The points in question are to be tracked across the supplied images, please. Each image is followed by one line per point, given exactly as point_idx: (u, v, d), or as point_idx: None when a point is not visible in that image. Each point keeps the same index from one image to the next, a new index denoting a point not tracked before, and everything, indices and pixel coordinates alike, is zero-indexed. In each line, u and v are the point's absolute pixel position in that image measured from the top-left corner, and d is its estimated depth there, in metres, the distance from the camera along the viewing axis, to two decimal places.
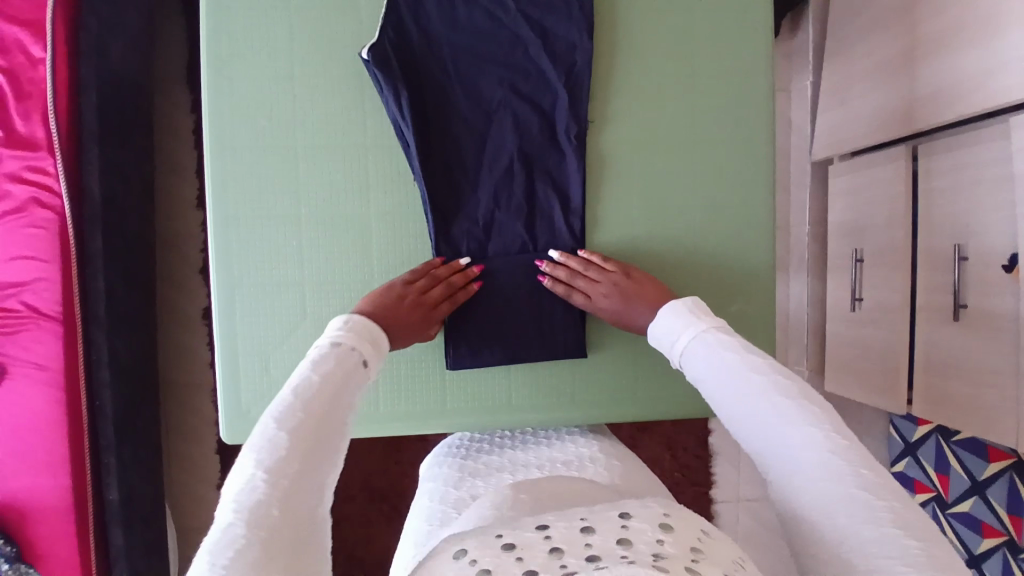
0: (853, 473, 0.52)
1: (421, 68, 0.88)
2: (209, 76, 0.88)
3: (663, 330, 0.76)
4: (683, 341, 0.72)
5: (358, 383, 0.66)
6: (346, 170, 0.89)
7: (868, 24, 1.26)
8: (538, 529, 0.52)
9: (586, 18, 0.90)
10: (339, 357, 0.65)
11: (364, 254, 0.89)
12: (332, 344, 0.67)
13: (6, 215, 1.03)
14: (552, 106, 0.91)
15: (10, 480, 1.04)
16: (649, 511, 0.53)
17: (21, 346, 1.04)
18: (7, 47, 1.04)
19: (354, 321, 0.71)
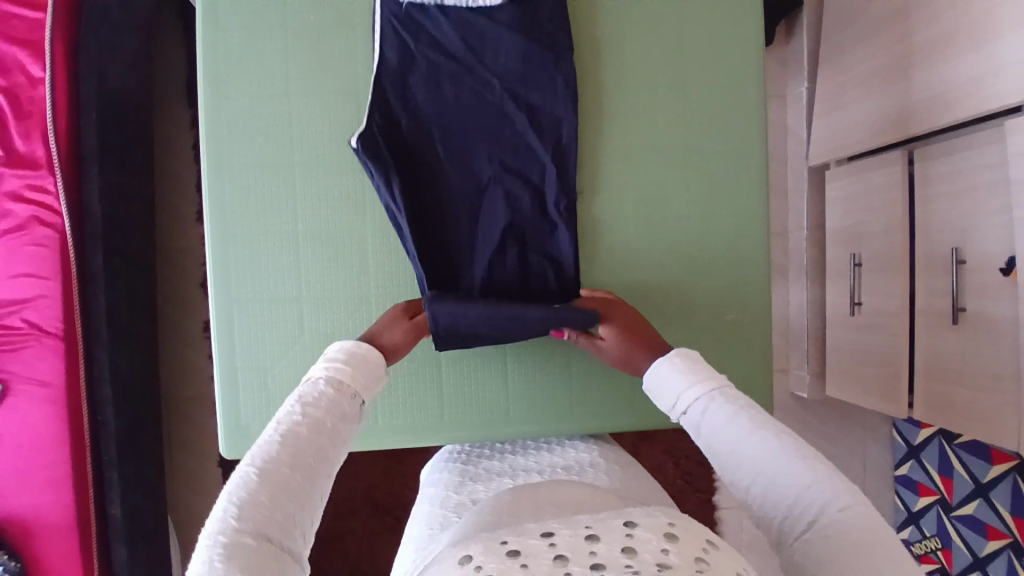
0: (875, 528, 0.53)
1: (411, 151, 0.89)
2: (207, 96, 0.89)
3: (662, 385, 0.73)
4: (686, 398, 0.69)
5: (344, 419, 0.63)
6: (342, 230, 0.90)
7: (861, 30, 1.27)
8: (542, 536, 0.52)
9: (572, 91, 0.91)
10: (324, 393, 0.63)
11: (362, 317, 0.90)
12: (318, 379, 0.64)
13: (7, 233, 1.04)
14: (542, 178, 0.91)
15: (13, 496, 1.04)
16: (655, 520, 0.53)
17: (23, 363, 1.04)
18: (8, 67, 1.05)
19: (352, 349, 0.68)
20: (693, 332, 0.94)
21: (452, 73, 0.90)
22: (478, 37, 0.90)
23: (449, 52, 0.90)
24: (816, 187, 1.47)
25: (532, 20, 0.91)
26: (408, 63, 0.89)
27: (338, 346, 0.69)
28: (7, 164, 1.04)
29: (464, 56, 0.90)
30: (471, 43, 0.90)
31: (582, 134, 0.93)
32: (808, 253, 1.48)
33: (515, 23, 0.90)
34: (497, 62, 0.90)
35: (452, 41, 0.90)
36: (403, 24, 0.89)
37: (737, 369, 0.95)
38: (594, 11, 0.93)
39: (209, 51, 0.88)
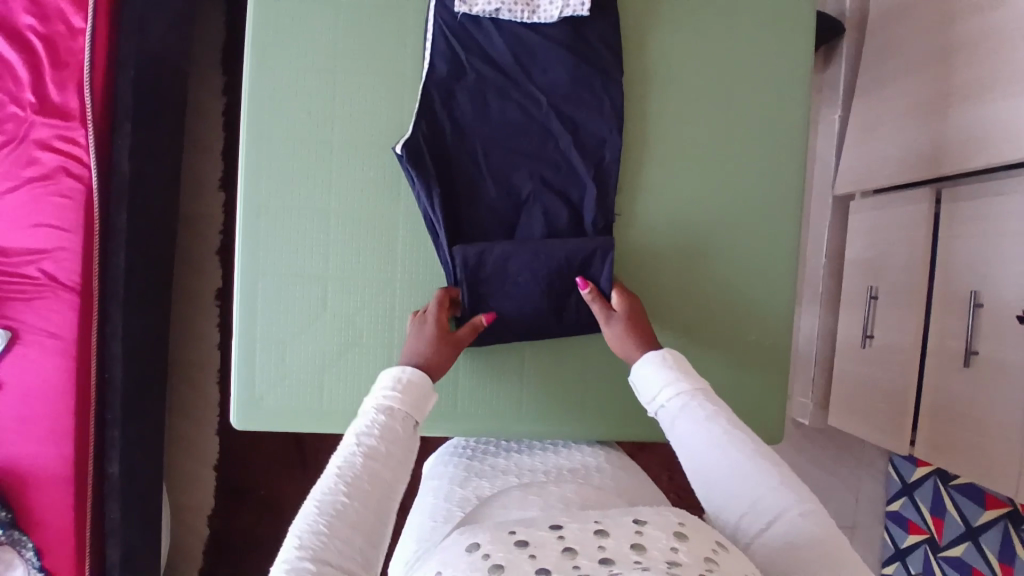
0: (828, 535, 0.59)
1: (452, 162, 0.89)
2: (254, 65, 0.88)
3: (643, 377, 0.76)
4: (665, 393, 0.73)
5: (406, 450, 0.68)
6: (376, 228, 0.90)
7: (903, 64, 1.27)
8: (551, 528, 0.53)
9: (617, 113, 0.91)
10: (385, 424, 0.68)
11: (388, 317, 0.90)
12: (380, 410, 0.69)
13: (33, 180, 1.05)
14: (580, 198, 0.91)
15: (13, 444, 1.05)
16: (665, 519, 0.53)
17: (35, 313, 1.04)
18: (49, 15, 1.06)
19: (407, 375, 0.72)
20: (711, 348, 0.94)
21: (499, 87, 0.89)
22: (527, 52, 0.90)
23: (498, 65, 0.90)
24: (840, 216, 1.47)
25: (582, 39, 0.90)
26: (456, 73, 0.89)
27: (392, 373, 0.73)
28: (38, 112, 1.05)
29: (512, 70, 0.90)
30: (520, 58, 0.90)
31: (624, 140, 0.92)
32: (825, 281, 1.48)
33: (567, 40, 0.90)
34: (545, 79, 0.90)
35: (501, 54, 0.90)
36: (455, 34, 0.88)
37: (752, 391, 0.95)
38: (647, 17, 0.93)
39: (259, 37, 0.88)
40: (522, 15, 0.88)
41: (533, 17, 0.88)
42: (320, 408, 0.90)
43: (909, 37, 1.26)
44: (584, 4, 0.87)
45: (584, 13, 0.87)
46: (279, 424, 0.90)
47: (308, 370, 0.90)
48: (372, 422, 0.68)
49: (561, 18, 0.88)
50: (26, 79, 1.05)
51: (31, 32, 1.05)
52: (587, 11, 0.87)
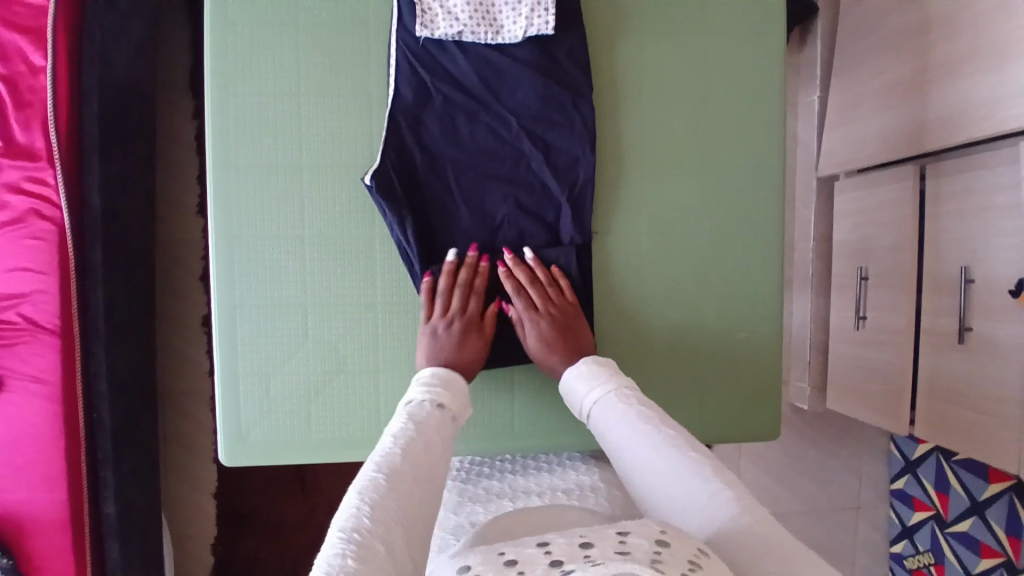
0: (741, 507, 0.59)
1: (424, 190, 0.87)
2: (216, 98, 0.86)
3: (571, 387, 0.80)
4: (589, 399, 0.76)
5: (447, 440, 0.71)
6: (351, 263, 0.88)
7: (879, 41, 1.26)
8: (539, 545, 0.51)
9: (590, 130, 0.89)
10: (426, 413, 0.72)
11: (371, 348, 0.89)
12: (422, 398, 0.74)
13: (6, 225, 1.03)
14: (556, 219, 0.90)
15: (7, 493, 1.03)
16: (647, 528, 0.52)
17: (20, 359, 1.03)
18: (8, 54, 1.04)
19: (446, 375, 0.79)
20: (699, 349, 0.94)
21: (468, 112, 0.88)
22: (495, 73, 0.88)
23: (466, 89, 0.88)
24: (825, 197, 1.45)
25: (549, 56, 0.89)
26: (424, 99, 0.87)
27: (429, 373, 0.79)
28: (5, 154, 1.03)
29: (480, 93, 0.88)
30: (488, 80, 0.88)
31: (598, 148, 0.91)
32: (814, 265, 1.47)
33: (534, 59, 0.88)
34: (514, 100, 0.88)
35: (468, 77, 0.88)
36: (419, 60, 0.87)
37: (743, 388, 0.94)
38: (612, 18, 0.91)
39: (220, 71, 0.86)
40: (486, 36, 0.86)
41: (497, 38, 0.86)
42: (309, 441, 0.89)
43: (884, 13, 1.24)
44: (548, 23, 0.85)
45: (549, 31, 0.86)
46: (270, 459, 0.89)
47: (293, 403, 0.89)
48: (416, 407, 0.73)
49: (525, 37, 0.87)
50: None
51: None
52: (552, 29, 0.86)
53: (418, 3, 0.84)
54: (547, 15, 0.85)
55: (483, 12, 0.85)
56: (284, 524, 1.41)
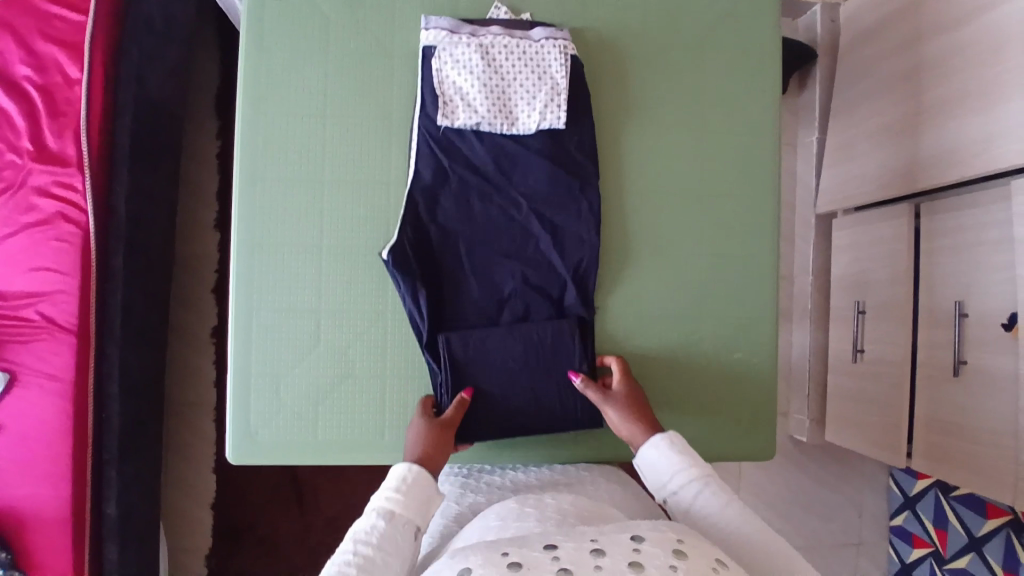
0: None
1: (437, 261, 0.91)
2: (245, 118, 0.91)
3: (650, 466, 0.78)
4: (676, 481, 0.74)
5: (404, 557, 0.69)
6: (361, 271, 0.92)
7: (875, 85, 1.32)
8: (545, 549, 0.52)
9: (595, 215, 0.94)
10: (384, 531, 0.69)
11: (381, 390, 0.91)
12: (380, 515, 0.70)
13: (33, 226, 1.07)
14: (561, 296, 0.93)
15: (10, 489, 1.04)
16: (663, 536, 0.54)
17: (35, 356, 1.05)
18: (46, 66, 1.10)
19: (411, 477, 0.74)
20: (698, 366, 0.96)
21: (482, 192, 0.92)
22: (509, 158, 0.93)
23: (480, 170, 0.93)
24: (823, 234, 1.50)
25: (561, 144, 0.94)
26: (441, 178, 0.91)
27: (398, 473, 0.75)
28: (35, 160, 1.08)
29: (494, 175, 0.93)
30: (502, 164, 0.93)
31: (599, 179, 0.96)
32: (813, 298, 1.50)
33: (546, 147, 0.93)
34: (526, 184, 0.93)
35: (483, 160, 0.92)
36: (438, 142, 0.91)
37: (740, 407, 0.96)
38: (620, 50, 0.97)
39: (252, 89, 0.92)
40: (502, 127, 0.90)
41: (513, 129, 0.91)
42: (316, 444, 0.91)
43: (879, 60, 1.31)
44: (560, 117, 0.91)
45: (560, 124, 0.91)
46: (275, 461, 0.91)
47: (302, 406, 0.91)
48: (370, 527, 0.69)
49: (539, 128, 0.92)
50: (23, 127, 1.08)
51: (28, 82, 1.09)
52: (563, 124, 0.91)
53: (440, 93, 0.89)
54: (560, 111, 0.91)
55: (500, 105, 0.90)
56: (280, 539, 1.40)
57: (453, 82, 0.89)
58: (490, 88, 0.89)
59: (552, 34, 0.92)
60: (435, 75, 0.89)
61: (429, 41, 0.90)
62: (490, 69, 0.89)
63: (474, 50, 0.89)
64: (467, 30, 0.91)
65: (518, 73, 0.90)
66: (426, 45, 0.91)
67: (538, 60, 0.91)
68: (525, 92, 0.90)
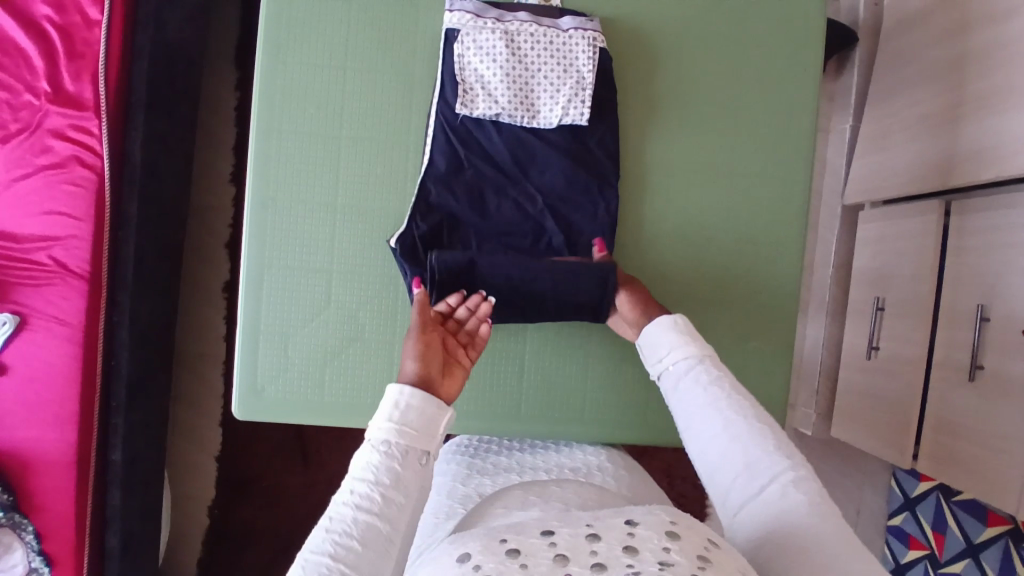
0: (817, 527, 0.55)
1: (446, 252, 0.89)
2: (264, 69, 0.89)
3: (650, 340, 0.74)
4: (673, 354, 0.71)
5: (412, 490, 0.59)
6: (375, 232, 0.90)
7: (916, 75, 1.27)
8: (542, 535, 0.49)
9: (612, 216, 0.91)
10: (387, 469, 0.59)
11: (384, 369, 0.91)
12: (378, 449, 0.60)
13: (48, 169, 1.06)
14: None
15: (17, 429, 1.06)
16: (657, 516, 0.50)
17: (46, 300, 1.06)
18: (66, 5, 1.08)
19: (410, 403, 0.63)
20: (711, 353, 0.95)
21: (497, 185, 0.90)
22: (527, 152, 0.90)
23: (497, 163, 0.90)
24: (848, 225, 1.46)
25: (582, 143, 0.91)
26: (455, 169, 0.89)
27: (394, 400, 0.63)
28: (52, 101, 1.07)
29: (510, 168, 0.90)
30: (519, 158, 0.90)
31: (622, 161, 0.93)
32: (832, 291, 1.47)
33: (566, 144, 0.90)
34: (542, 180, 0.90)
35: (500, 153, 0.90)
36: (456, 133, 0.89)
37: (751, 398, 0.95)
38: (656, 23, 0.93)
39: (272, 40, 0.89)
40: (523, 120, 0.88)
41: (533, 122, 0.88)
42: (319, 407, 0.91)
43: (922, 48, 1.25)
44: (583, 114, 0.87)
45: (583, 122, 0.88)
46: (278, 420, 0.91)
47: (308, 368, 0.91)
48: (370, 462, 0.59)
49: (560, 123, 0.88)
50: (41, 68, 1.07)
51: (48, 22, 1.08)
52: (586, 120, 0.88)
53: (461, 81, 0.87)
54: (583, 107, 0.87)
55: (522, 96, 0.87)
56: (281, 495, 1.42)
57: (475, 70, 0.87)
58: (512, 79, 0.86)
59: (582, 24, 0.89)
60: (456, 61, 0.87)
61: (453, 24, 0.87)
62: (513, 59, 0.86)
63: (498, 37, 0.86)
64: (493, 15, 0.88)
65: (542, 63, 0.87)
66: (449, 28, 0.88)
67: (565, 52, 0.87)
68: (549, 84, 0.87)
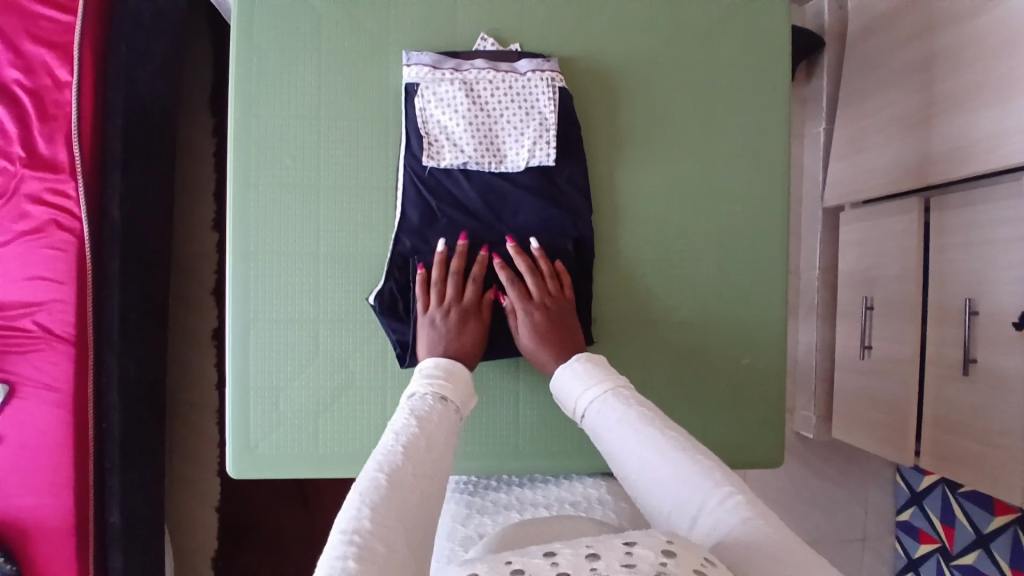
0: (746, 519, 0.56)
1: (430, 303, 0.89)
2: (239, 122, 0.89)
3: (566, 387, 0.78)
4: (585, 396, 0.74)
5: (453, 430, 0.69)
6: (359, 281, 0.90)
7: (887, 74, 1.28)
8: (544, 555, 0.47)
9: (589, 248, 0.92)
10: (434, 406, 0.69)
11: (379, 413, 0.90)
12: (422, 393, 0.71)
13: (26, 235, 1.05)
14: None
15: (14, 498, 1.04)
16: (654, 538, 0.49)
17: (33, 366, 1.04)
18: (34, 68, 1.07)
19: (450, 365, 0.77)
20: (703, 377, 0.95)
21: (472, 233, 0.90)
22: (498, 197, 0.90)
23: (469, 211, 0.90)
24: (830, 227, 1.47)
25: (551, 182, 0.91)
26: (429, 220, 0.89)
27: (433, 364, 0.77)
28: (27, 166, 1.06)
29: (483, 213, 0.90)
30: (492, 204, 0.90)
31: (593, 192, 0.93)
32: (820, 294, 1.48)
33: (535, 184, 0.90)
34: (516, 222, 0.91)
35: (472, 200, 0.90)
36: (426, 184, 0.89)
37: (745, 418, 0.95)
38: (622, 51, 0.94)
39: (244, 95, 0.89)
40: (490, 165, 0.89)
41: (500, 166, 0.89)
42: (317, 457, 0.90)
43: (891, 48, 1.27)
44: (549, 154, 0.89)
45: (550, 161, 0.89)
46: (274, 473, 0.90)
47: (303, 418, 0.90)
48: (420, 403, 0.69)
49: (527, 165, 0.90)
50: (14, 133, 1.06)
51: (18, 86, 1.06)
52: (553, 161, 0.89)
53: (425, 134, 0.88)
54: (548, 148, 0.88)
55: (487, 143, 0.88)
56: (285, 542, 1.40)
57: (438, 122, 0.88)
58: (476, 128, 0.87)
59: (539, 65, 0.89)
60: (418, 115, 0.87)
61: (412, 78, 0.88)
62: (475, 107, 0.87)
63: (458, 88, 0.87)
64: (450, 65, 0.88)
65: (505, 109, 0.88)
66: (409, 82, 0.88)
67: (525, 96, 0.88)
68: (513, 128, 0.88)
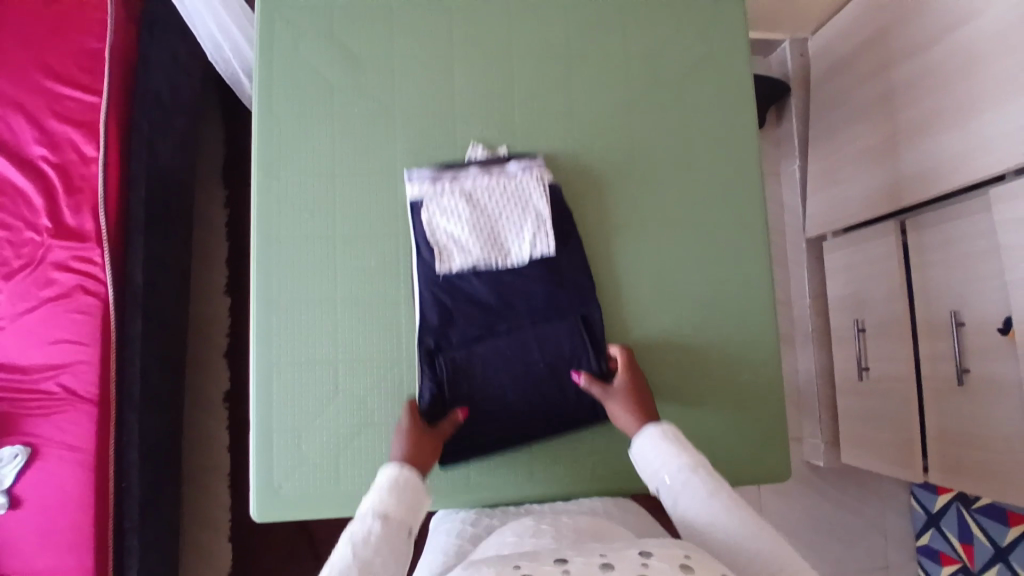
0: None
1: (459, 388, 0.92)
2: (261, 181, 0.97)
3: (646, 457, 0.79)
4: (669, 469, 0.76)
5: (397, 562, 0.72)
6: (376, 346, 0.94)
7: (851, 112, 1.39)
8: (556, 563, 0.52)
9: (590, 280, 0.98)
10: (380, 537, 0.72)
11: None
12: (373, 519, 0.73)
13: (53, 301, 1.10)
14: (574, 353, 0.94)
15: (33, 563, 1.03)
16: (670, 551, 0.53)
17: (56, 428, 1.06)
18: (62, 146, 1.15)
19: (400, 479, 0.77)
20: (706, 398, 0.99)
21: (485, 323, 0.94)
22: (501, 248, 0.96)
23: (481, 304, 0.95)
24: (815, 257, 1.55)
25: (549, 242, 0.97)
26: (446, 322, 0.93)
27: (388, 475, 0.77)
28: (53, 236, 1.12)
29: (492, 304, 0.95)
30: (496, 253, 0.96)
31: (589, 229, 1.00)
32: (813, 322, 1.53)
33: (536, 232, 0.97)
34: (524, 304, 0.95)
35: (482, 294, 0.95)
36: (439, 286, 0.94)
37: (751, 434, 0.99)
38: (606, 100, 1.03)
39: (264, 156, 0.97)
40: (498, 260, 0.94)
41: (507, 261, 0.94)
42: (339, 494, 0.92)
43: (851, 89, 1.38)
44: (549, 244, 0.95)
45: (552, 251, 0.95)
46: (299, 513, 0.92)
47: (324, 456, 0.92)
48: (367, 533, 0.72)
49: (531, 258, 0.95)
50: (41, 205, 1.13)
51: (44, 161, 1.14)
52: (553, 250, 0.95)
53: (435, 245, 0.94)
54: (547, 238, 0.95)
55: (492, 242, 0.94)
56: None
57: (446, 231, 0.94)
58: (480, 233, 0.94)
59: (527, 164, 0.97)
60: (427, 226, 0.94)
61: (416, 194, 0.95)
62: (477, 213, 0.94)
63: (458, 198, 0.94)
64: (448, 176, 0.96)
65: (502, 209, 0.95)
66: (413, 198, 0.95)
67: (518, 194, 0.96)
68: (512, 224, 0.95)
